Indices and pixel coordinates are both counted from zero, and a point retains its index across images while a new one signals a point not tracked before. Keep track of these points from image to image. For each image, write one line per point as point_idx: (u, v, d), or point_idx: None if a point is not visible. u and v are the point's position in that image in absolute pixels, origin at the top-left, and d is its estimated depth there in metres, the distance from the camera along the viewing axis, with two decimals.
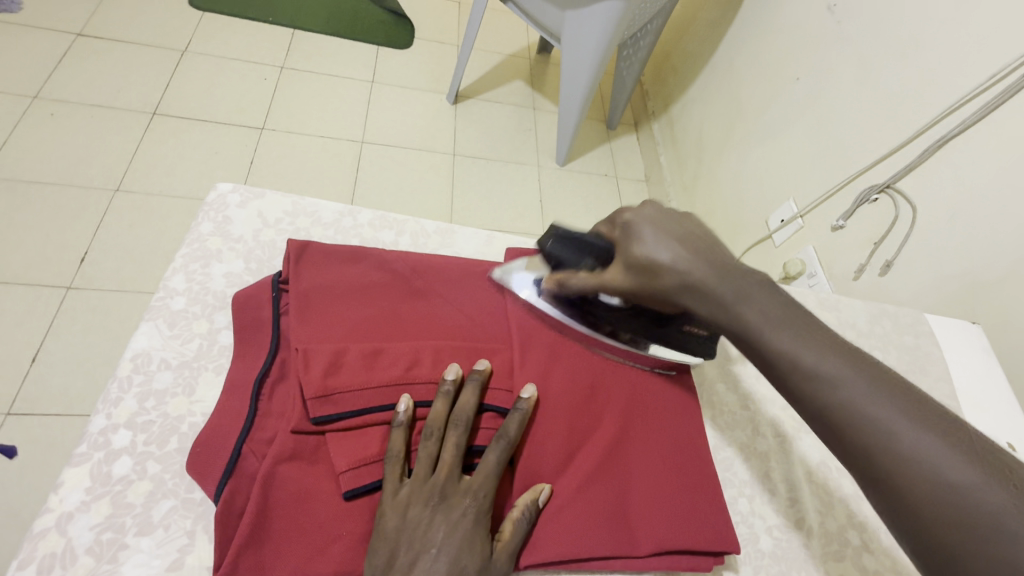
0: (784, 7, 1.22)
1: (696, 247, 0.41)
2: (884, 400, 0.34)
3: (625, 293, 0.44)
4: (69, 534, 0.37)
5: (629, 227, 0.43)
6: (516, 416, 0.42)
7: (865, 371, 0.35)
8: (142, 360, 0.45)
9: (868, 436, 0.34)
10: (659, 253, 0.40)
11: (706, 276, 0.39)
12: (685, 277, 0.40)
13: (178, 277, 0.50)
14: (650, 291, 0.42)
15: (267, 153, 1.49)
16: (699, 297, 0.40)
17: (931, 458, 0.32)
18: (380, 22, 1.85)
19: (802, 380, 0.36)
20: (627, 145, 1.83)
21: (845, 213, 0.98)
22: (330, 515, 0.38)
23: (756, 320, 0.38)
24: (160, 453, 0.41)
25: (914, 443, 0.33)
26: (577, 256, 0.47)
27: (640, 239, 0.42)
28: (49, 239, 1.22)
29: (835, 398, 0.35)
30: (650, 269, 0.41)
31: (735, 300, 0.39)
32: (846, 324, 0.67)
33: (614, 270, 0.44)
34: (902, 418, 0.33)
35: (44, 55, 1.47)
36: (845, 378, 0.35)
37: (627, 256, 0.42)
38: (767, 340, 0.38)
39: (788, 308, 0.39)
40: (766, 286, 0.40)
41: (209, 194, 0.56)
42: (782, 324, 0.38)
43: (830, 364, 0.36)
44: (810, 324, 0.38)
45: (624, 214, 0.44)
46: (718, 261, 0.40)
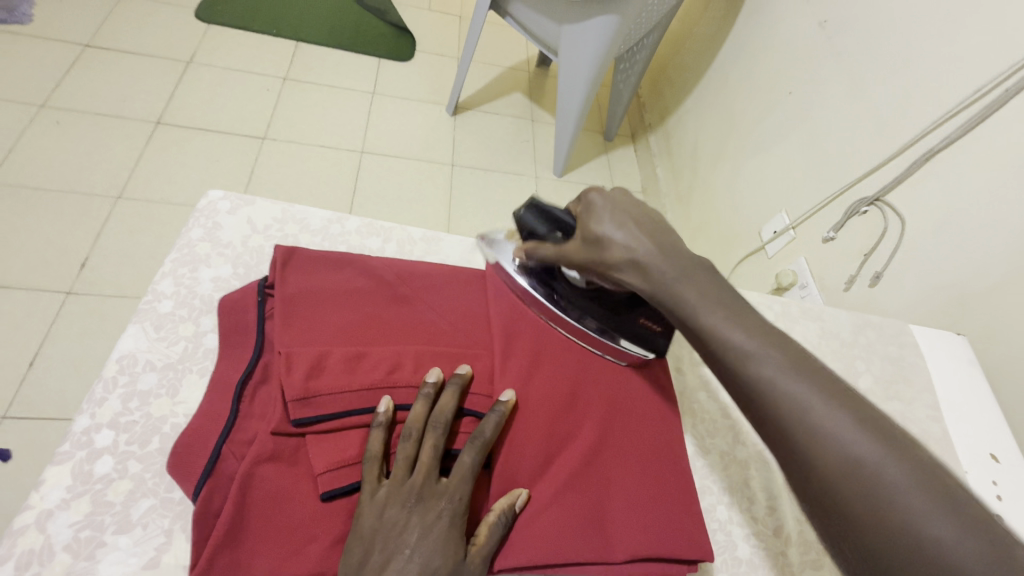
0: (776, 22, 1.25)
1: (647, 228, 0.45)
2: (802, 378, 0.36)
3: (580, 267, 0.48)
4: (48, 531, 0.38)
5: (592, 205, 0.47)
6: (492, 418, 0.43)
7: (786, 353, 0.37)
8: (128, 361, 0.46)
9: (784, 409, 0.35)
10: (613, 231, 0.45)
11: (652, 255, 0.43)
12: (632, 257, 0.43)
13: (166, 280, 0.51)
14: (601, 266, 0.46)
15: (268, 161, 1.51)
16: (642, 276, 0.43)
17: (840, 435, 0.33)
18: (382, 35, 1.88)
19: (727, 355, 0.38)
20: (624, 157, 1.85)
21: (835, 224, 0.99)
22: (307, 516, 0.39)
23: (692, 299, 0.41)
24: (142, 453, 0.42)
25: (828, 419, 0.34)
26: (545, 229, 0.51)
27: (598, 215, 0.46)
28: (50, 244, 1.24)
29: (757, 374, 0.37)
30: (602, 244, 0.45)
31: (677, 280, 0.42)
32: (829, 334, 0.68)
33: (574, 243, 0.48)
34: (817, 397, 0.35)
35: (52, 65, 1.50)
36: (766, 355, 0.37)
37: (586, 231, 0.47)
38: (701, 317, 0.40)
39: (724, 292, 0.41)
40: (710, 273, 0.42)
41: (200, 200, 0.57)
42: (715, 306, 0.40)
43: (752, 341, 0.38)
44: (741, 307, 0.40)
45: (588, 192, 0.48)
46: (666, 243, 0.44)
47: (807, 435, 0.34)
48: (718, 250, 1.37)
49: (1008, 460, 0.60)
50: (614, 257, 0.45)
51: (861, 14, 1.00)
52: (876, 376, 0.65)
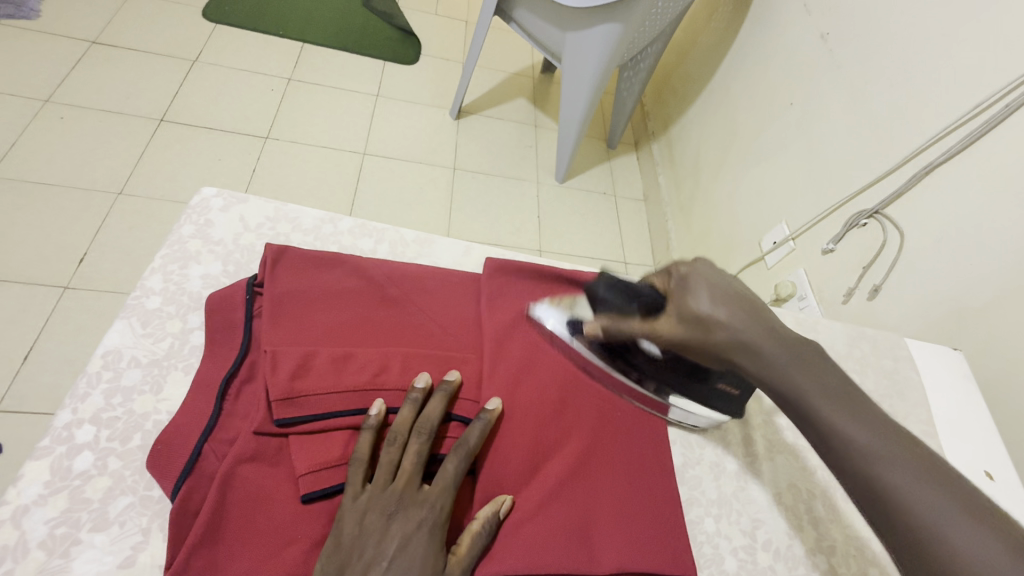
0: (779, 32, 1.25)
1: (754, 310, 0.40)
2: (928, 484, 0.34)
3: (674, 347, 0.42)
4: (23, 526, 0.37)
5: (686, 282, 0.41)
6: (477, 425, 0.43)
7: (913, 455, 0.36)
8: (112, 357, 0.45)
9: (917, 521, 0.33)
10: (723, 310, 0.39)
11: (764, 339, 0.40)
12: (742, 337, 0.39)
13: (155, 276, 0.51)
14: (705, 346, 0.40)
15: (271, 161, 1.51)
16: (751, 356, 0.40)
17: (978, 551, 0.32)
18: (388, 39, 1.89)
19: (849, 455, 0.36)
20: (626, 165, 1.86)
21: (835, 236, 0.99)
22: (287, 518, 0.38)
23: (808, 386, 0.39)
24: (123, 450, 0.42)
25: (960, 531, 0.32)
26: (627, 304, 0.44)
27: (699, 294, 0.40)
28: (50, 239, 1.24)
29: (880, 476, 0.35)
30: (707, 327, 0.40)
31: (793, 367, 0.39)
32: (823, 346, 0.67)
33: (667, 320, 0.41)
34: (956, 509, 0.33)
35: (58, 61, 1.52)
36: (893, 460, 0.35)
37: (687, 310, 0.40)
38: (816, 409, 0.38)
39: (839, 379, 0.40)
40: (816, 357, 0.40)
41: (193, 197, 0.57)
42: (833, 400, 0.38)
43: (874, 441, 0.36)
44: (861, 404, 0.38)
45: (680, 265, 0.42)
46: (769, 324, 0.41)
47: (943, 552, 0.32)
48: (719, 259, 1.37)
49: (1003, 479, 0.59)
50: (721, 339, 0.40)
51: (861, 27, 1.01)
52: (870, 389, 0.64)
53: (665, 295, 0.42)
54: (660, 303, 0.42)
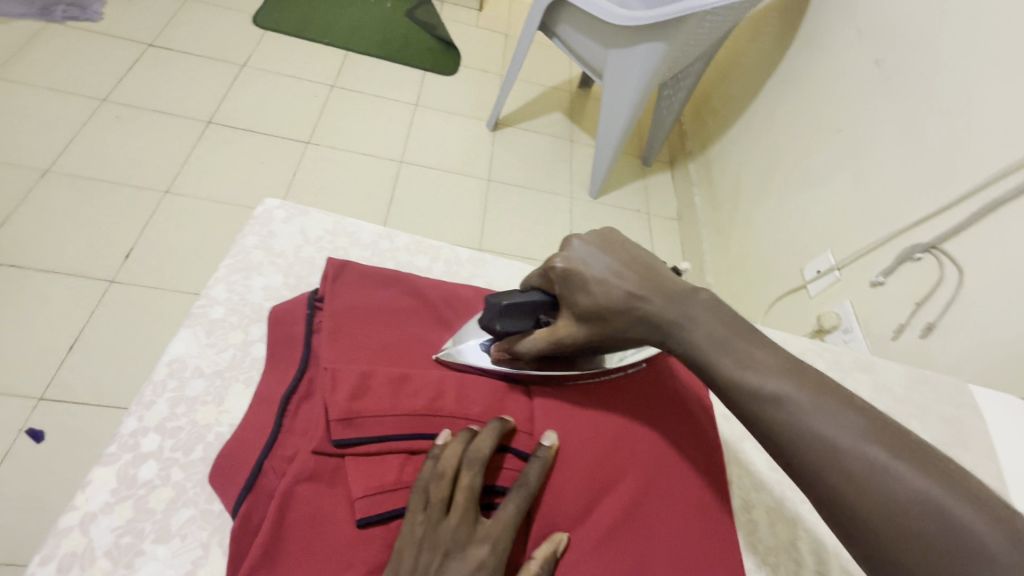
0: (830, 56, 1.22)
1: (635, 278, 0.46)
2: (839, 419, 0.36)
3: (583, 343, 0.47)
4: (91, 534, 0.38)
5: (568, 278, 0.46)
6: (536, 464, 0.41)
7: (819, 392, 0.38)
8: (177, 366, 0.46)
9: (814, 452, 0.36)
10: (609, 292, 0.45)
11: (654, 304, 0.45)
12: (634, 312, 0.45)
13: (219, 286, 0.52)
14: (608, 332, 0.46)
15: (311, 166, 1.54)
16: (648, 327, 0.44)
17: (873, 468, 0.34)
18: (429, 49, 1.92)
19: (754, 406, 0.39)
20: (660, 183, 1.84)
21: (886, 269, 0.96)
22: (342, 542, 0.38)
23: (701, 341, 0.42)
24: (185, 461, 0.42)
25: (861, 456, 0.35)
26: (526, 321, 0.47)
27: (584, 287, 0.46)
28: (101, 234, 1.28)
29: (783, 418, 0.37)
30: (603, 313, 0.45)
31: (683, 326, 0.43)
32: (881, 388, 0.64)
33: (566, 321, 0.46)
34: (847, 430, 0.36)
35: (117, 62, 1.58)
36: (785, 395, 0.38)
37: (578, 304, 0.46)
38: (712, 363, 0.41)
39: (728, 323, 0.43)
40: (704, 304, 0.44)
41: (257, 207, 0.58)
42: (724, 346, 0.41)
43: (780, 387, 0.38)
44: (746, 342, 0.42)
45: (558, 265, 0.47)
46: (653, 284, 0.46)
47: (840, 475, 0.35)
48: (756, 285, 1.34)
49: None
50: (620, 318, 0.45)
51: (920, 54, 0.98)
52: (933, 437, 0.61)
53: (555, 296, 0.47)
54: (553, 305, 0.47)
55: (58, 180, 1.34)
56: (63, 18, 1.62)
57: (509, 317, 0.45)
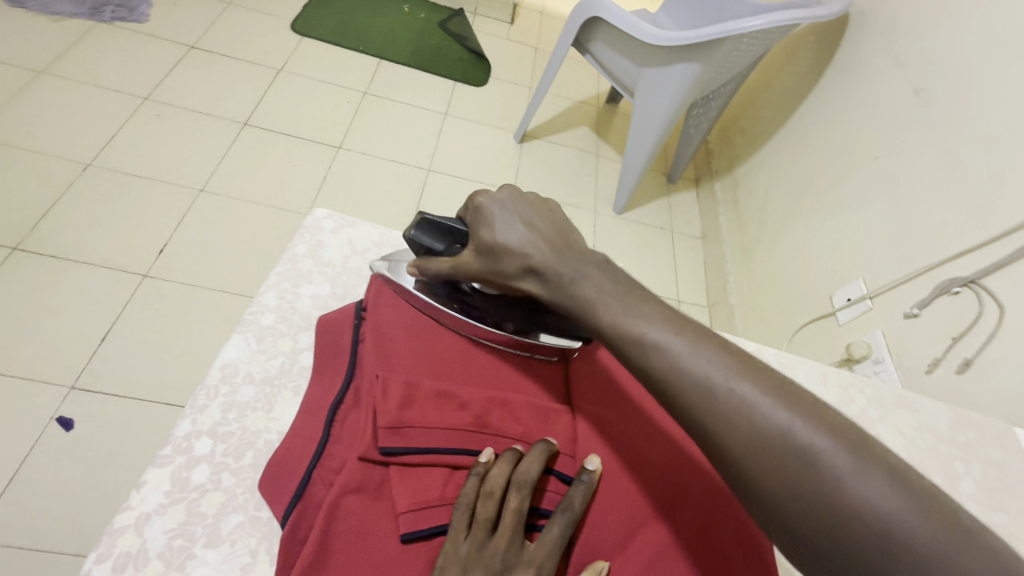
0: (868, 83, 1.21)
1: (541, 230, 0.44)
2: (719, 365, 0.35)
3: (477, 278, 0.47)
4: (145, 535, 0.38)
5: (481, 211, 0.47)
6: (580, 488, 0.41)
7: (697, 339, 0.36)
8: (229, 371, 0.47)
9: (698, 401, 0.34)
10: (507, 233, 0.44)
11: (544, 257, 0.43)
12: (525, 257, 0.43)
13: (270, 293, 0.53)
14: (499, 273, 0.45)
15: (341, 170, 1.56)
16: (536, 278, 0.43)
17: (758, 416, 0.33)
18: (460, 60, 1.95)
19: (637, 351, 0.37)
20: (685, 201, 1.84)
21: (921, 301, 0.94)
22: (387, 557, 0.38)
23: (589, 294, 0.40)
24: (236, 466, 0.43)
25: (746, 403, 0.33)
26: (440, 243, 0.49)
27: (490, 223, 0.45)
28: (137, 228, 1.32)
29: (664, 365, 0.36)
30: (498, 251, 0.44)
31: (571, 280, 0.41)
32: (925, 427, 0.63)
33: (468, 252, 0.47)
34: (728, 376, 0.35)
35: (160, 62, 1.63)
36: (667, 341, 0.36)
37: (480, 238, 0.46)
38: (593, 311, 0.40)
39: (623, 285, 0.41)
40: (601, 268, 0.42)
41: (307, 217, 0.59)
42: (614, 298, 0.40)
43: (655, 332, 0.37)
44: (636, 296, 0.40)
45: (477, 199, 0.47)
46: (557, 241, 0.44)
47: (727, 427, 0.33)
48: (782, 309, 1.32)
49: None
50: (508, 261, 0.44)
51: (962, 86, 0.96)
52: (977, 480, 0.59)
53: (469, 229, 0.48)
54: (466, 239, 0.48)
55: (99, 174, 1.38)
56: (111, 18, 1.67)
57: (428, 232, 0.49)
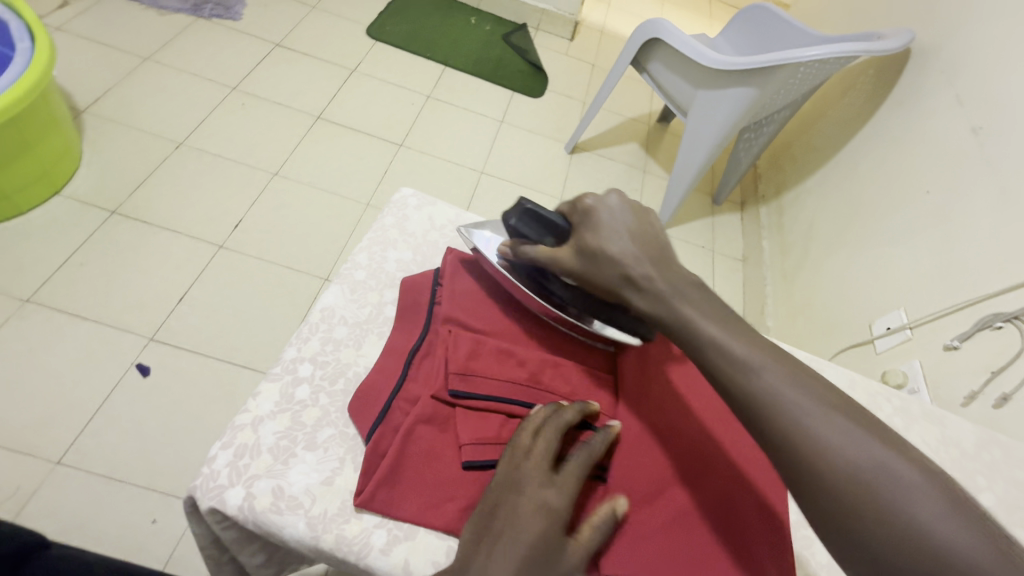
0: (926, 118, 1.22)
1: (645, 245, 0.49)
2: (767, 358, 0.42)
3: (570, 272, 0.51)
4: (259, 432, 0.48)
5: (589, 215, 0.51)
6: (603, 433, 0.47)
7: (751, 339, 0.43)
8: (328, 313, 0.57)
9: (751, 387, 0.40)
10: (615, 242, 0.48)
11: (644, 269, 0.47)
12: (625, 267, 0.47)
13: (363, 254, 0.63)
14: (595, 275, 0.49)
15: (401, 165, 1.67)
16: (633, 285, 0.47)
17: (798, 400, 0.39)
18: (520, 72, 2.05)
19: (703, 345, 0.43)
20: (729, 222, 1.87)
21: (962, 334, 0.95)
22: (450, 478, 0.46)
23: (692, 314, 0.44)
24: (330, 389, 0.52)
25: (791, 392, 0.40)
26: (540, 233, 0.53)
27: (595, 228, 0.50)
28: (217, 203, 1.45)
29: (724, 358, 0.42)
30: (599, 256, 0.49)
31: (672, 295, 0.46)
32: (950, 441, 0.66)
33: (568, 249, 0.51)
34: (775, 371, 0.41)
35: (249, 57, 1.79)
36: (725, 339, 0.43)
37: (583, 239, 0.50)
38: (691, 318, 0.44)
39: (712, 301, 0.46)
40: (695, 285, 0.47)
41: (395, 194, 0.69)
42: (701, 310, 0.44)
43: (723, 333, 0.43)
44: (720, 310, 0.45)
45: (589, 201, 0.51)
46: (656, 255, 0.48)
47: (774, 407, 0.39)
48: (819, 335, 1.33)
49: None
50: (609, 266, 0.48)
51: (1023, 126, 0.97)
52: (999, 497, 0.62)
53: (572, 226, 0.52)
54: (567, 233, 0.53)
55: (188, 152, 1.53)
56: (210, 15, 1.85)
57: (529, 218, 0.53)
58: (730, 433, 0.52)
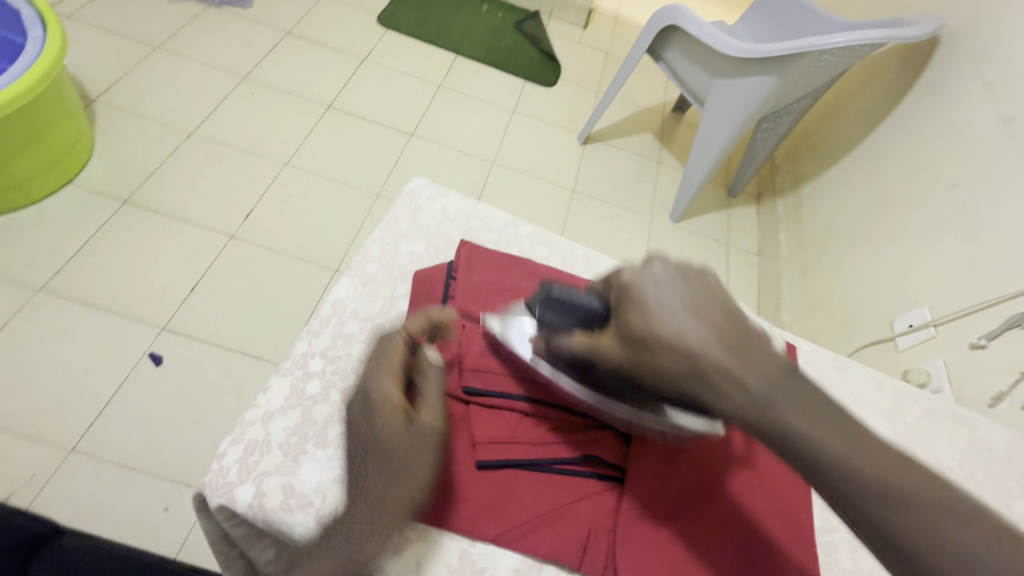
0: (954, 107, 1.17)
1: (714, 323, 0.39)
2: (801, 394, 0.37)
3: (620, 367, 0.42)
4: (269, 428, 0.48)
5: (628, 290, 0.42)
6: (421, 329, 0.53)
7: (783, 374, 0.38)
8: (339, 307, 0.57)
9: (791, 435, 0.36)
10: (675, 326, 0.39)
11: (720, 360, 0.38)
12: (695, 359, 0.38)
13: (375, 245, 0.62)
14: (655, 370, 0.40)
15: (411, 156, 1.65)
16: (709, 383, 0.38)
17: (842, 442, 0.36)
18: (532, 60, 2.01)
19: (731, 395, 0.37)
20: (745, 216, 1.83)
21: (989, 332, 0.92)
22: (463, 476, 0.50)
23: (796, 419, 0.36)
24: (341, 385, 0.52)
25: (833, 434, 0.36)
26: (571, 318, 0.46)
27: (640, 308, 0.40)
28: (228, 193, 1.45)
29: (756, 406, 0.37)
30: (654, 347, 0.39)
31: (768, 397, 0.37)
32: (979, 445, 0.65)
33: (610, 336, 0.43)
34: (811, 412, 0.37)
35: (259, 46, 1.77)
36: (754, 380, 0.37)
37: (627, 323, 0.41)
38: (783, 419, 0.36)
39: (798, 384, 0.38)
40: (783, 369, 0.38)
41: (407, 184, 0.69)
42: (783, 398, 0.37)
43: (753, 378, 0.37)
44: (804, 396, 0.37)
45: (624, 275, 0.43)
46: (734, 338, 0.39)
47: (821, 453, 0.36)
48: (837, 331, 1.30)
49: None
50: (669, 357, 0.39)
51: None
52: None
53: (608, 305, 0.45)
54: (604, 316, 0.45)
55: (199, 141, 1.52)
56: (220, 2, 1.83)
57: (553, 304, 0.47)
58: (752, 486, 0.54)
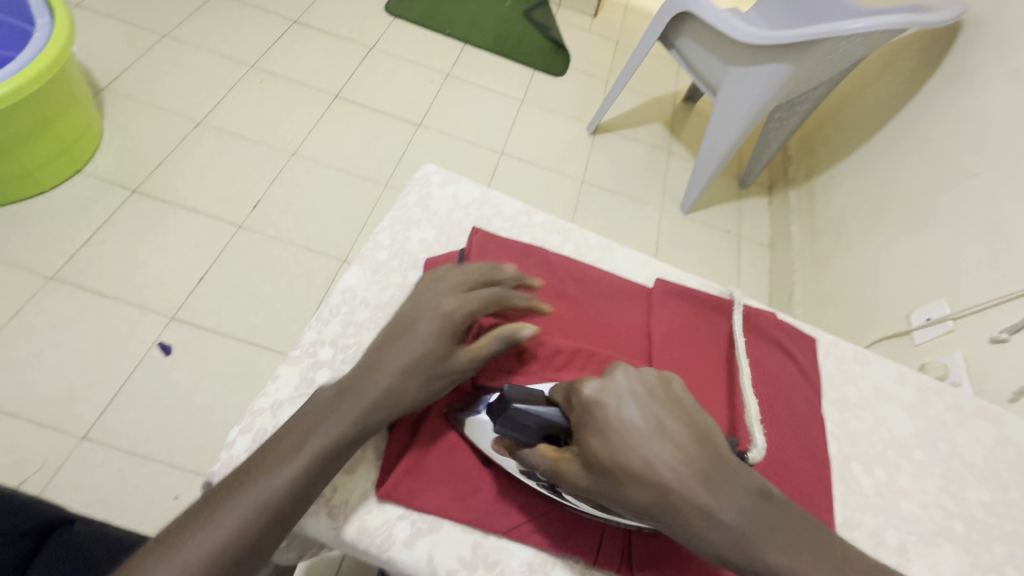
0: (977, 95, 1.14)
1: (685, 450, 0.40)
2: (760, 517, 0.40)
3: (582, 490, 0.40)
4: (279, 417, 0.48)
5: (592, 410, 0.41)
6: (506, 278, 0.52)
7: (746, 494, 0.40)
8: (349, 295, 0.56)
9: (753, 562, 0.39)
10: (646, 457, 0.39)
11: (693, 490, 0.39)
12: (668, 491, 0.39)
13: (385, 233, 0.61)
14: (625, 498, 0.39)
15: (419, 145, 1.64)
16: (680, 514, 0.39)
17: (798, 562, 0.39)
18: (541, 49, 1.99)
19: (701, 527, 0.39)
20: (757, 206, 1.80)
21: (1011, 326, 0.90)
22: (474, 469, 0.49)
23: (766, 547, 0.39)
24: None
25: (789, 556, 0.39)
26: (530, 431, 0.42)
27: (608, 435, 0.40)
28: (235, 182, 1.44)
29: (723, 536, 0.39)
30: (626, 477, 0.39)
31: (740, 526, 0.39)
32: (1005, 439, 0.64)
33: (571, 456, 0.41)
34: (771, 536, 0.40)
35: (267, 34, 1.76)
36: (722, 510, 0.39)
37: (592, 449, 0.40)
38: (755, 548, 0.39)
39: (762, 505, 0.41)
40: (756, 486, 0.41)
41: (417, 171, 0.68)
42: (752, 524, 0.40)
43: (723, 509, 0.39)
44: (768, 520, 0.40)
45: (588, 391, 0.41)
46: (703, 464, 0.40)
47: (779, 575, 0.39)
48: (851, 324, 1.28)
49: None
50: (641, 488, 0.39)
51: None
52: None
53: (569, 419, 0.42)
54: (568, 429, 0.43)
55: (207, 130, 1.52)
56: None
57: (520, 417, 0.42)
58: None
